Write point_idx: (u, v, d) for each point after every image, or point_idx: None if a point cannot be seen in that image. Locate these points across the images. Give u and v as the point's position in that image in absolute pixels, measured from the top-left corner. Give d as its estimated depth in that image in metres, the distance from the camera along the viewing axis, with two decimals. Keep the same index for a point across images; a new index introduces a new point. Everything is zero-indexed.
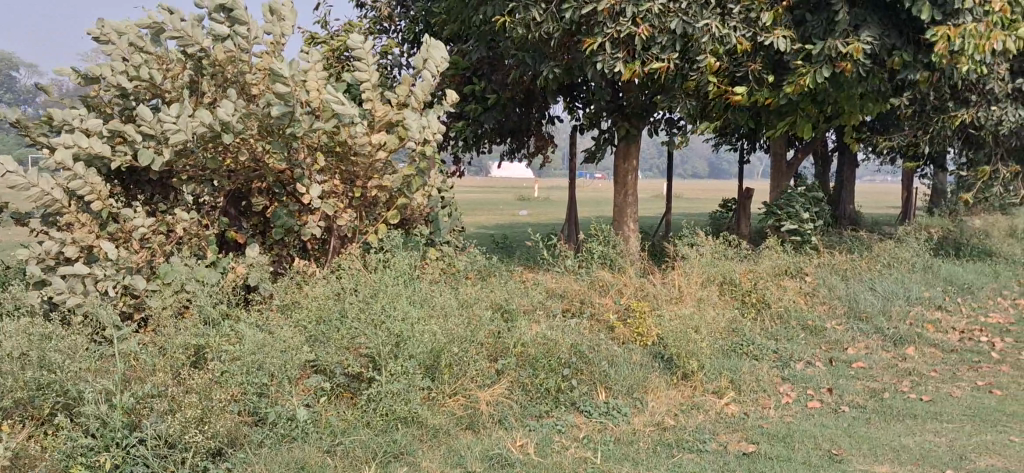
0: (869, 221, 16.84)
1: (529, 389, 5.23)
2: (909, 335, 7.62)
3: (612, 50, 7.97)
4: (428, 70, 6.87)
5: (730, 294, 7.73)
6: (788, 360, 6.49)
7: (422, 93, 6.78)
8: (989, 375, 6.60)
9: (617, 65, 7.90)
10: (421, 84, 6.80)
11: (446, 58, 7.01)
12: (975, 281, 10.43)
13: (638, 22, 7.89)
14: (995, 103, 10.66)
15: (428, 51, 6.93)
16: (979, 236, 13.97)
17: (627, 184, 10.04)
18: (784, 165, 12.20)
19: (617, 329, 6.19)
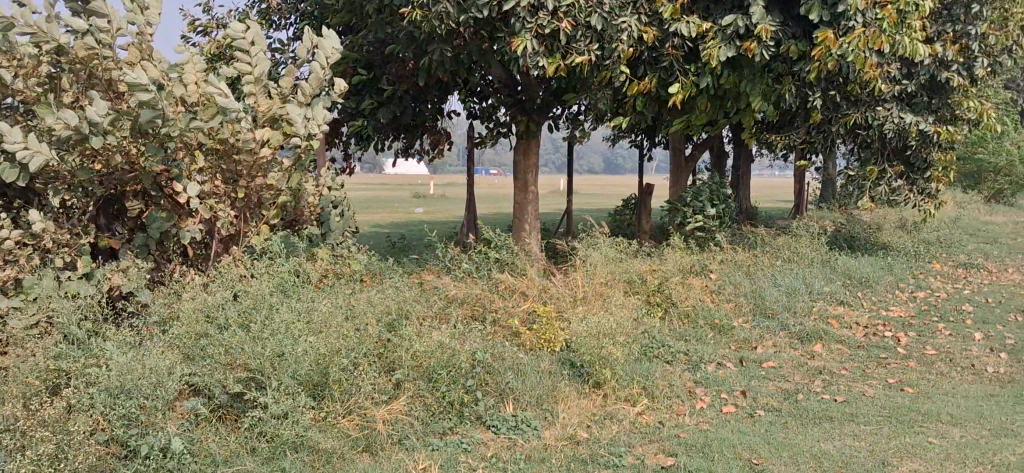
0: (763, 215, 16.95)
1: (430, 405, 4.87)
2: (815, 332, 7.51)
3: (536, 47, 7.59)
4: (318, 60, 6.38)
5: (636, 293, 7.47)
6: (698, 362, 6.27)
7: (310, 89, 6.25)
8: (897, 372, 6.50)
9: (538, 59, 7.61)
10: (310, 76, 6.27)
11: (338, 47, 6.59)
12: (873, 274, 10.49)
13: (561, 16, 7.61)
14: (882, 103, 10.74)
15: (319, 39, 6.51)
16: (870, 228, 14.17)
17: (527, 183, 9.63)
18: (683, 160, 12.08)
19: (522, 335, 5.84)
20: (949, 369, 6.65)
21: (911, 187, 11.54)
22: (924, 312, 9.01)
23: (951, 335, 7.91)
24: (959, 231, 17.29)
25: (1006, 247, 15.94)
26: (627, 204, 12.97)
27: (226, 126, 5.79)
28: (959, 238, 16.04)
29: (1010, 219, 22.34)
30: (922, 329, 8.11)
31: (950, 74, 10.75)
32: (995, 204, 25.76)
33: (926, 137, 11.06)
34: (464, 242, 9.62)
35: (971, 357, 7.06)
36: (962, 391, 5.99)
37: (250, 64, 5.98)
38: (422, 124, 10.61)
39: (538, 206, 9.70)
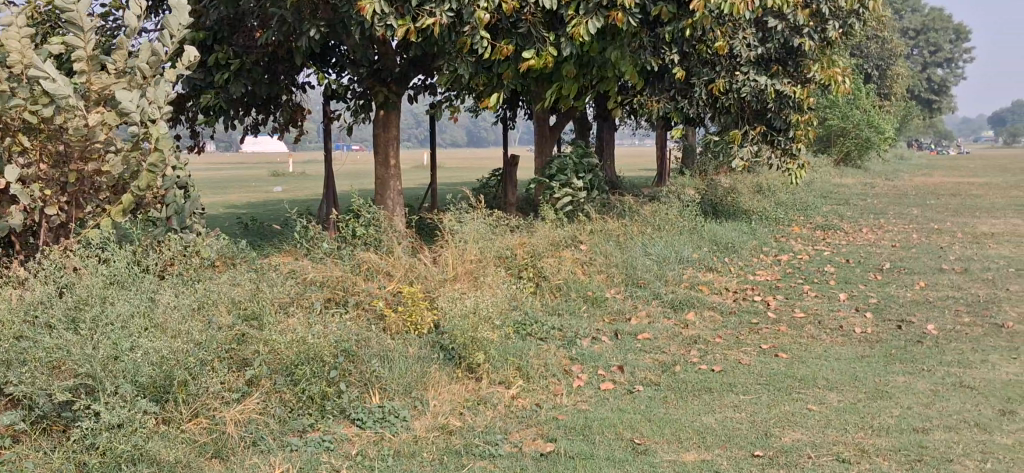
0: (628, 184, 16.99)
1: (289, 402, 4.46)
2: (687, 299, 7.42)
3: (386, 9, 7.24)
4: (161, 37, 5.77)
5: (507, 267, 7.20)
6: (573, 338, 6.04)
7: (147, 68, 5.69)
8: (770, 337, 6.44)
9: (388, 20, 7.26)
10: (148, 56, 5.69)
11: (187, 24, 5.89)
12: (738, 239, 10.55)
13: None
14: (740, 68, 10.82)
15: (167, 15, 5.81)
16: (733, 192, 14.34)
17: (388, 158, 9.18)
18: (548, 131, 11.84)
19: (388, 319, 5.48)
20: (819, 332, 6.63)
21: (773, 148, 11.59)
22: (789, 275, 9.07)
23: (817, 297, 7.94)
24: (815, 194, 17.76)
25: (858, 208, 16.44)
26: (492, 178, 12.68)
27: (57, 115, 5.40)
28: (815, 201, 16.45)
29: (859, 181, 23.18)
30: (790, 292, 8.14)
31: (803, 37, 10.87)
32: (846, 166, 26.73)
33: (782, 100, 11.19)
34: (324, 222, 9.14)
35: (838, 318, 7.08)
36: (834, 354, 5.96)
37: (83, 40, 5.48)
38: (275, 98, 10.01)
39: (400, 182, 9.26)
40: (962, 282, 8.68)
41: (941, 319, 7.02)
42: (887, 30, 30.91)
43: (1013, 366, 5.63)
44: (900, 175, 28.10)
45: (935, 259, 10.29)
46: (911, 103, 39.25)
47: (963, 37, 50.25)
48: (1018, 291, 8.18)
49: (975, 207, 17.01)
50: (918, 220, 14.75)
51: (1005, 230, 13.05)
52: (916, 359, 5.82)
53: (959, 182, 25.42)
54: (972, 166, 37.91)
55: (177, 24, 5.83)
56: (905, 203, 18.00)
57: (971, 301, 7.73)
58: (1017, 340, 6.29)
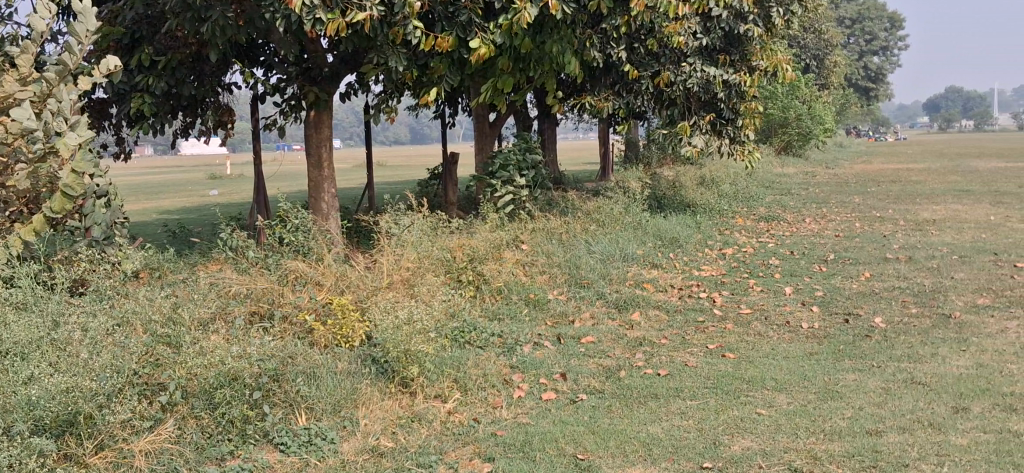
0: (571, 179, 16.80)
1: (206, 428, 4.14)
2: (632, 299, 7.22)
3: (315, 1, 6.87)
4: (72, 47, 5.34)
5: (445, 271, 6.92)
6: (513, 345, 5.79)
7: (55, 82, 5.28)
8: (716, 336, 6.26)
9: (317, 14, 6.91)
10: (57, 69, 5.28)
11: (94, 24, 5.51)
12: (683, 233, 10.40)
13: None
14: (686, 59, 10.67)
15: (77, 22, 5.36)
16: (676, 184, 14.21)
17: (321, 159, 8.80)
18: (488, 128, 11.57)
19: (315, 333, 5.19)
20: (766, 329, 6.46)
21: (719, 139, 11.44)
22: (734, 269, 8.92)
23: (763, 291, 7.79)
24: (756, 184, 17.73)
25: (800, 198, 16.43)
26: (432, 176, 12.35)
27: None
28: (757, 191, 16.40)
29: (800, 170, 23.28)
30: (735, 287, 7.98)
31: (749, 24, 10.81)
32: (786, 155, 26.88)
33: (729, 90, 11.07)
34: (254, 227, 8.79)
35: (785, 313, 6.93)
36: (783, 352, 5.78)
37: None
38: (201, 101, 9.61)
39: (335, 183, 8.89)
40: (906, 271, 8.61)
41: (888, 311, 6.90)
42: (824, 19, 31.14)
43: (963, 359, 5.50)
44: (839, 162, 28.35)
45: (878, 248, 10.24)
46: (848, 92, 39.72)
47: (897, 25, 51.00)
48: (962, 279, 8.12)
49: (914, 193, 17.12)
50: (859, 208, 14.76)
51: (944, 216, 13.10)
52: (866, 355, 5.67)
53: (896, 169, 25.70)
54: (909, 152, 38.49)
55: (84, 32, 5.40)
56: (845, 191, 18.07)
57: (916, 291, 7.64)
58: (965, 331, 6.19)
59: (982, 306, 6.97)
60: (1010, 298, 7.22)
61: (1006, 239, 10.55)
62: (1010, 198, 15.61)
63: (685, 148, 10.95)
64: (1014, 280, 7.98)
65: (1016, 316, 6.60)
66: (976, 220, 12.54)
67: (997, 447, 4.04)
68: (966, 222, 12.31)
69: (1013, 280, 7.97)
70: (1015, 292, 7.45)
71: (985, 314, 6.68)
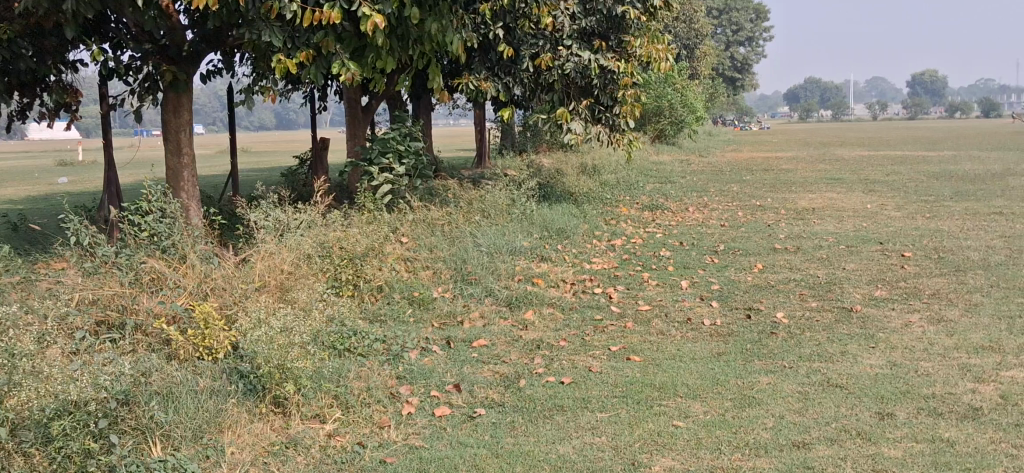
0: (448, 166, 16.23)
1: (38, 467, 3.43)
2: (524, 296, 6.75)
3: None
4: None
5: (320, 270, 6.27)
6: (399, 353, 5.23)
7: None
8: (617, 337, 5.84)
9: None
10: None
11: None
12: (569, 224, 10.01)
13: None
14: (564, 43, 10.33)
15: None
16: (557, 172, 13.84)
17: (180, 144, 7.97)
18: (361, 113, 10.90)
19: (172, 345, 4.50)
20: (668, 327, 6.10)
21: (599, 123, 11.12)
22: (625, 262, 8.57)
23: (659, 286, 7.45)
24: (634, 172, 17.57)
25: (679, 186, 16.36)
26: (303, 163, 11.57)
27: None
28: (637, 180, 16.23)
29: (675, 159, 23.40)
30: (630, 282, 7.62)
31: (624, 8, 10.35)
32: (660, 143, 27.02)
33: (605, 77, 10.73)
34: (105, 221, 7.91)
35: (685, 309, 6.59)
36: (689, 353, 5.41)
37: None
38: (41, 80, 8.59)
39: (196, 171, 8.09)
40: (798, 262, 8.44)
41: (788, 305, 6.66)
42: (695, 10, 31.44)
43: (875, 357, 5.25)
44: (710, 151, 28.72)
45: (765, 237, 10.09)
46: (716, 81, 40.49)
47: (762, 17, 52.24)
48: (854, 269, 7.99)
49: (788, 182, 17.30)
50: (738, 197, 14.77)
51: (822, 205, 13.18)
52: (774, 354, 5.35)
53: (766, 157, 26.21)
54: (775, 141, 39.59)
55: None
56: (722, 179, 18.14)
57: (812, 283, 7.45)
58: (869, 326, 5.97)
59: (880, 299, 6.80)
60: (906, 290, 7.09)
61: (887, 228, 10.59)
62: (879, 186, 15.93)
63: (565, 133, 10.57)
64: (905, 270, 7.90)
65: (916, 309, 6.45)
66: (854, 208, 12.64)
67: (934, 458, 3.74)
68: (845, 211, 12.38)
69: (904, 271, 7.90)
70: (910, 283, 7.35)
71: (886, 307, 6.51)
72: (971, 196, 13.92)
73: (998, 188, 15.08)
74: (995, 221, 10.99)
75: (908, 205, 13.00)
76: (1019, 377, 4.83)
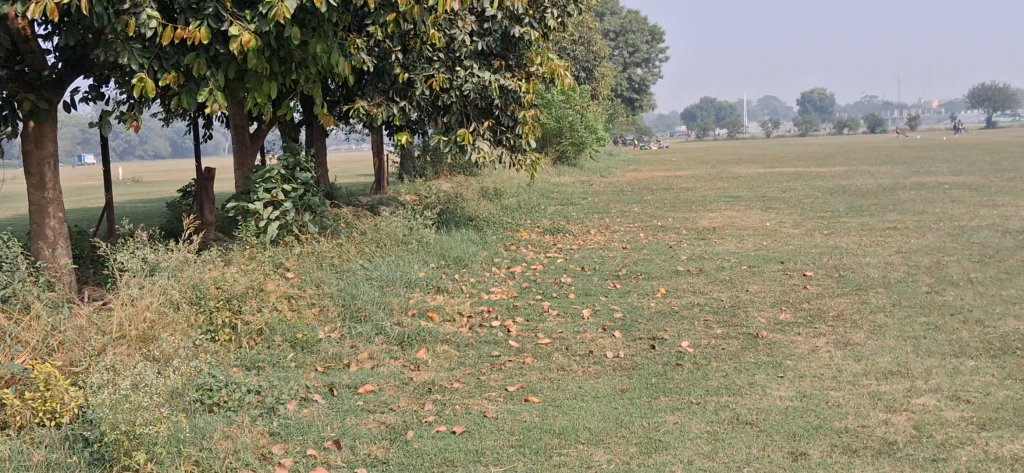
0: (344, 193, 15.70)
1: None
2: (417, 333, 6.32)
3: None
4: None
5: (190, 316, 5.74)
6: (276, 404, 4.74)
7: None
8: (515, 375, 5.46)
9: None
10: None
11: None
12: (467, 251, 9.64)
13: None
14: (462, 63, 9.98)
15: None
16: (456, 196, 13.45)
17: (45, 179, 7.03)
18: (249, 140, 10.26)
19: (7, 411, 3.96)
20: (569, 362, 5.75)
21: (501, 145, 10.77)
22: (524, 290, 8.22)
23: (560, 316, 7.12)
24: (536, 194, 17.32)
25: (581, 207, 16.16)
26: (186, 195, 10.89)
27: None
28: (538, 203, 15.97)
29: (576, 180, 23.28)
30: (530, 312, 7.27)
31: (520, 27, 10.02)
32: (561, 165, 26.90)
33: (505, 96, 10.36)
34: None
35: (586, 341, 6.25)
36: (591, 391, 5.06)
37: None
38: None
39: (64, 208, 7.15)
40: (701, 285, 8.23)
41: (693, 333, 6.38)
42: (591, 31, 31.58)
43: (783, 388, 4.99)
44: (612, 171, 28.78)
45: (667, 260, 9.89)
46: (615, 102, 40.83)
47: (657, 38, 53.06)
48: (757, 291, 7.82)
49: (688, 201, 17.30)
50: (640, 217, 14.64)
51: (722, 224, 13.10)
52: (680, 389, 5.05)
53: (667, 176, 26.36)
54: (674, 159, 40.08)
55: None
56: (623, 200, 18.03)
57: (716, 308, 7.22)
58: (776, 353, 5.73)
59: (785, 323, 6.59)
60: (810, 312, 6.92)
61: (787, 246, 10.51)
62: (776, 203, 16.02)
63: (471, 154, 10.20)
64: (808, 291, 7.75)
65: (822, 333, 6.25)
66: (753, 226, 12.61)
67: None
68: (745, 229, 12.32)
69: (806, 291, 7.75)
70: (813, 305, 7.18)
71: (792, 332, 6.29)
72: (867, 212, 14.05)
73: (890, 202, 15.29)
74: (891, 236, 11.03)
75: (806, 222, 13.03)
76: (931, 404, 4.61)
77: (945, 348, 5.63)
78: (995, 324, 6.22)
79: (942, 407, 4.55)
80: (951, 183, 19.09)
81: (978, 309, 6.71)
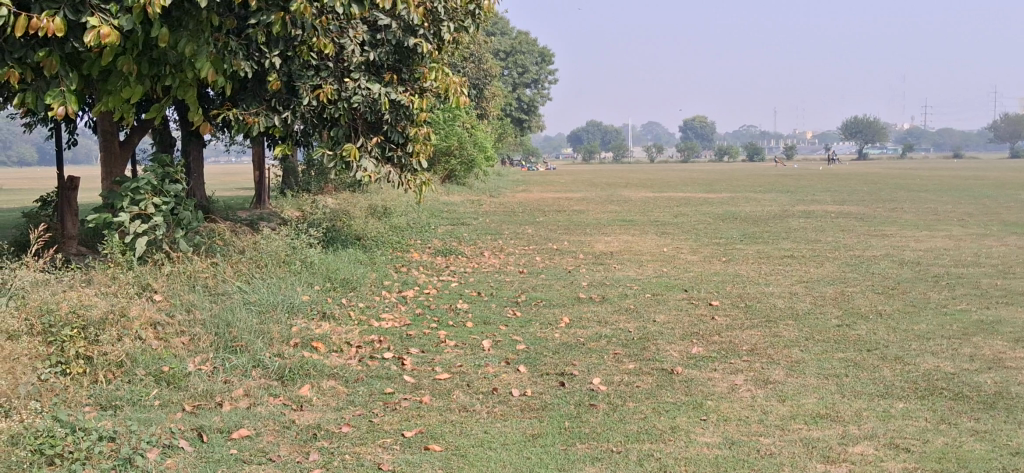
0: (222, 206, 14.75)
1: None
2: (299, 367, 5.65)
3: None
4: None
5: (35, 348, 4.96)
6: (133, 453, 3.99)
7: None
8: (411, 417, 4.86)
9: None
10: None
11: None
12: (355, 273, 8.98)
13: None
14: (350, 75, 9.34)
15: None
16: (343, 213, 12.73)
17: None
18: (118, 149, 9.34)
19: None
20: (471, 401, 5.19)
21: (390, 163, 10.16)
22: (418, 318, 7.61)
23: (458, 347, 6.55)
24: (425, 214, 16.73)
25: (474, 228, 15.65)
26: (45, 205, 9.89)
27: None
28: (429, 222, 15.39)
29: (466, 199, 22.78)
30: (425, 342, 6.68)
31: (416, 38, 9.47)
32: (449, 183, 26.40)
33: (397, 111, 9.77)
34: None
35: (488, 377, 5.71)
36: (500, 437, 4.52)
37: None
38: None
39: None
40: (606, 314, 7.79)
41: (604, 369, 5.91)
42: (482, 50, 31.30)
43: (709, 433, 4.56)
44: (501, 191, 28.45)
45: (567, 286, 9.45)
46: (504, 121, 40.61)
47: (547, 60, 53.26)
48: (665, 322, 7.43)
49: (582, 223, 17.01)
50: (534, 239, 14.22)
51: (619, 249, 12.79)
52: (598, 435, 4.55)
53: (556, 197, 26.14)
54: (562, 181, 40.06)
55: None
56: (515, 221, 17.62)
57: (624, 340, 6.78)
58: (695, 393, 5.31)
59: (700, 357, 6.20)
60: (723, 346, 6.54)
61: (687, 273, 10.21)
62: (669, 228, 15.86)
63: (355, 172, 9.54)
64: (716, 322, 7.39)
65: (739, 369, 5.87)
66: (651, 252, 12.34)
67: None
68: (643, 254, 12.02)
69: (715, 322, 7.40)
70: (725, 338, 6.82)
71: (708, 368, 5.88)
72: (760, 239, 14.00)
73: (782, 230, 15.32)
74: (789, 265, 10.89)
75: (702, 248, 12.84)
76: (869, 453, 4.25)
77: (870, 389, 5.32)
78: (915, 361, 5.96)
79: (882, 457, 4.19)
80: (836, 211, 19.38)
81: (895, 345, 6.46)
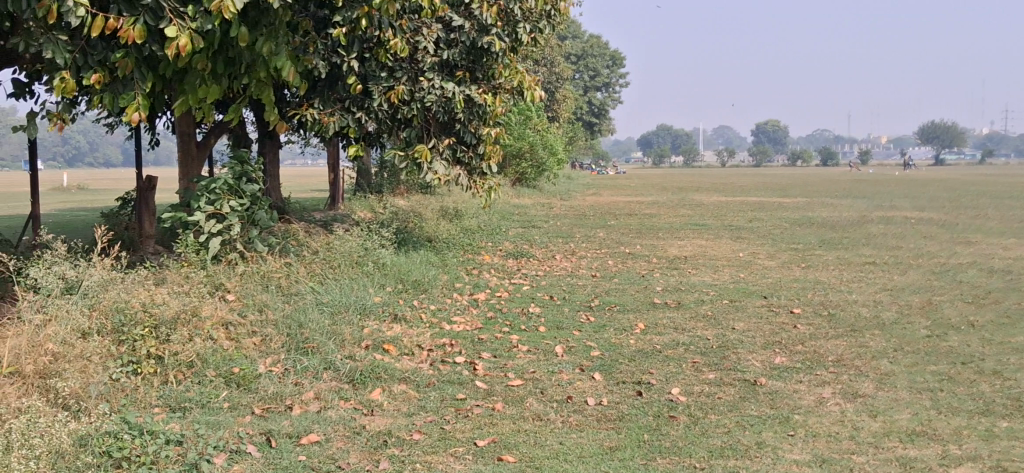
0: (296, 207, 14.82)
1: None
2: (370, 370, 5.53)
3: None
4: None
5: (107, 347, 4.93)
6: (200, 459, 3.88)
7: None
8: (484, 425, 4.69)
9: None
10: None
11: None
12: (426, 275, 8.87)
13: None
14: (424, 75, 9.24)
15: None
16: (414, 215, 12.66)
17: None
18: (195, 149, 9.36)
19: None
20: (545, 410, 5.01)
21: (461, 165, 10.03)
22: (490, 321, 7.46)
23: (531, 352, 6.37)
24: (495, 216, 16.61)
25: (545, 231, 15.47)
26: (125, 204, 10.01)
27: None
28: (499, 225, 15.26)
29: (537, 202, 22.66)
30: (498, 347, 6.52)
31: (491, 38, 9.31)
32: (520, 187, 26.29)
33: (470, 111, 9.63)
34: None
35: (563, 384, 5.52)
36: (577, 449, 4.33)
37: None
38: None
39: None
40: (682, 321, 7.54)
41: (683, 378, 5.67)
42: (553, 52, 31.19)
43: (798, 450, 4.30)
44: (571, 194, 28.24)
45: (641, 291, 9.20)
46: (575, 124, 40.42)
47: (618, 63, 52.91)
48: (744, 330, 7.15)
49: (653, 227, 16.72)
50: (605, 243, 13.98)
51: (693, 253, 12.49)
52: (679, 449, 4.33)
53: (627, 201, 25.86)
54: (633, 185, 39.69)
55: None
56: (585, 224, 17.40)
57: (703, 348, 6.52)
58: (781, 406, 5.05)
59: (783, 368, 5.92)
60: (808, 356, 6.24)
61: (765, 280, 9.89)
62: (744, 233, 15.48)
63: (427, 174, 9.43)
64: (799, 331, 7.09)
65: (826, 381, 5.58)
66: (726, 257, 12.02)
67: None
68: (718, 259, 11.70)
69: (797, 331, 7.10)
70: (809, 347, 6.52)
71: (793, 380, 5.61)
72: (839, 244, 13.55)
73: (862, 236, 14.83)
74: (872, 272, 10.48)
75: (779, 253, 12.46)
76: None
77: (969, 406, 5.00)
78: (1015, 376, 5.61)
79: None
80: (918, 217, 18.74)
81: (992, 358, 6.10)
